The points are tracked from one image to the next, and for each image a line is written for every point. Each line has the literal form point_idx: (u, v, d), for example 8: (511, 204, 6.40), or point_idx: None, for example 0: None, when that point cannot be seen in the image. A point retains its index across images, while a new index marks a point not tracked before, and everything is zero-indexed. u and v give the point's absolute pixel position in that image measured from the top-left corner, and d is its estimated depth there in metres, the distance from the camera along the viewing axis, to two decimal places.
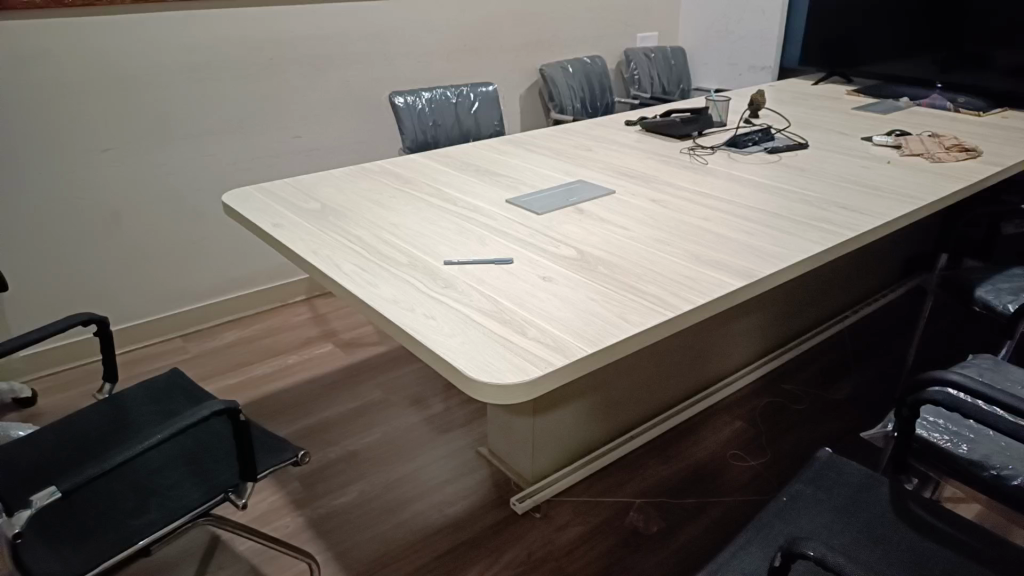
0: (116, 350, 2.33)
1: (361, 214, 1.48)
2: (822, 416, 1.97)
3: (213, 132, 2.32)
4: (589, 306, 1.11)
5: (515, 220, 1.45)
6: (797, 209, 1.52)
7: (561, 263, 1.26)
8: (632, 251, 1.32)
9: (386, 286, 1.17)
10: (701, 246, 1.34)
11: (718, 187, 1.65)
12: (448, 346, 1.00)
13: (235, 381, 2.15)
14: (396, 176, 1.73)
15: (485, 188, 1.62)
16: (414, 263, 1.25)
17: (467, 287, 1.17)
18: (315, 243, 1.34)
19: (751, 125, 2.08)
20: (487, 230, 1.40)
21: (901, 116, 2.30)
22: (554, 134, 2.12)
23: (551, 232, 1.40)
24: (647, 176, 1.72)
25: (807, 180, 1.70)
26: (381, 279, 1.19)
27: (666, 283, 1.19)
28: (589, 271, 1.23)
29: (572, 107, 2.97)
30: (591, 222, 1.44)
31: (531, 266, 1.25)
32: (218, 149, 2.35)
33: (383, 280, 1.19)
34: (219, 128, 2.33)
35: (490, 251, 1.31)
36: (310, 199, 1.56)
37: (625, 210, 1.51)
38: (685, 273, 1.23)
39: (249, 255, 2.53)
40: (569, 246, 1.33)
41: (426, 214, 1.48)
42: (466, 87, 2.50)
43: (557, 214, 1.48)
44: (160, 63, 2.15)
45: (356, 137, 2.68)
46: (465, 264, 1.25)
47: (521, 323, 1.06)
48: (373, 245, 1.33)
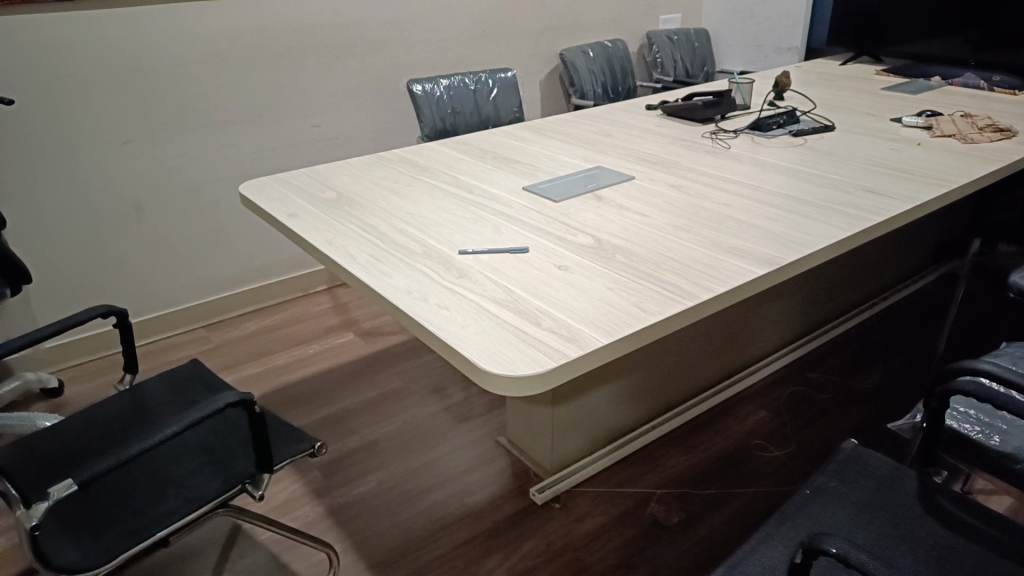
0: (142, 340, 2.36)
1: (377, 204, 1.47)
2: (849, 406, 1.93)
3: (232, 123, 2.32)
4: (605, 296, 1.09)
5: (532, 208, 1.43)
6: (823, 194, 1.48)
7: (577, 251, 1.24)
8: (651, 238, 1.29)
9: (399, 277, 1.15)
10: (722, 232, 1.31)
11: (741, 172, 1.61)
12: (459, 337, 0.98)
13: (256, 371, 2.16)
14: (413, 164, 1.72)
15: (502, 176, 1.60)
16: (428, 253, 1.24)
17: (482, 277, 1.15)
18: (329, 233, 1.33)
19: (776, 108, 2.03)
20: (502, 219, 1.38)
21: (933, 96, 2.23)
22: (573, 120, 2.09)
23: (568, 219, 1.38)
24: (667, 161, 1.68)
25: (833, 164, 1.65)
26: (393, 269, 1.18)
27: (685, 270, 1.16)
28: (605, 260, 1.20)
29: (593, 92, 2.93)
30: (609, 209, 1.42)
31: (546, 255, 1.23)
32: (238, 140, 2.36)
33: (397, 271, 1.17)
34: (238, 119, 2.33)
35: (505, 240, 1.29)
36: (325, 188, 1.56)
37: (644, 197, 1.48)
38: (705, 260, 1.20)
39: (270, 245, 2.54)
40: (586, 234, 1.31)
41: (441, 203, 1.46)
42: (485, 73, 2.48)
43: (575, 201, 1.46)
44: (180, 54, 2.16)
45: (375, 126, 2.66)
46: (480, 253, 1.23)
47: (534, 313, 1.04)
48: (387, 235, 1.32)
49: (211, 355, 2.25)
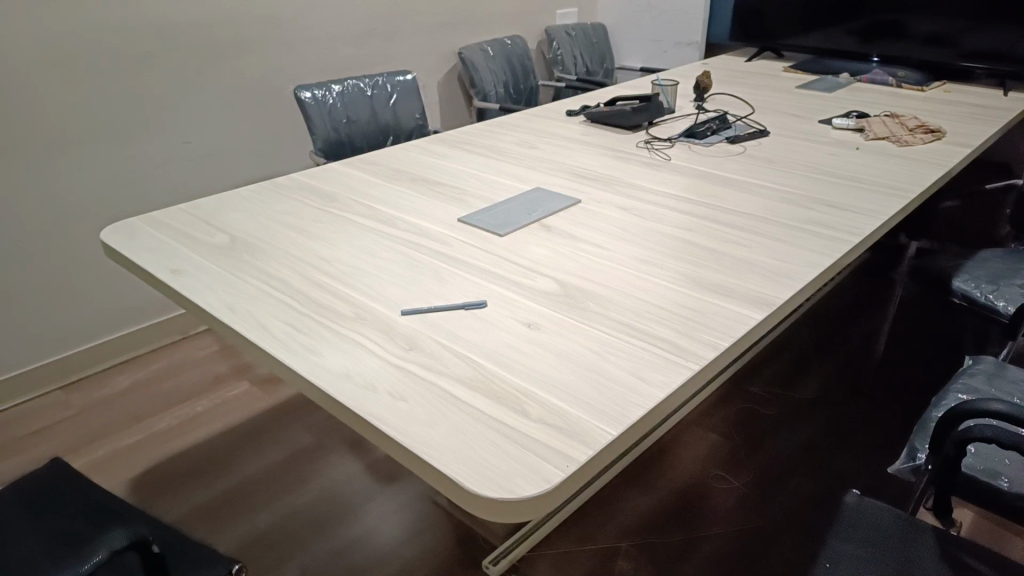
0: None
1: (283, 248, 1.20)
2: (796, 420, 1.85)
3: (82, 143, 1.95)
4: (594, 362, 0.89)
5: (474, 244, 1.21)
6: (786, 210, 1.35)
7: (542, 300, 1.03)
8: (622, 276, 1.10)
9: (332, 355, 0.91)
10: (699, 264, 1.14)
11: (692, 187, 1.46)
12: (428, 441, 0.76)
13: (134, 439, 1.81)
14: (317, 190, 1.45)
15: (429, 204, 1.37)
16: (361, 316, 0.99)
17: (436, 346, 0.93)
18: (226, 294, 1.05)
19: (704, 112, 1.92)
20: (441, 260, 1.15)
21: (847, 94, 2.19)
22: (490, 129, 1.88)
23: (519, 256, 1.17)
24: (610, 177, 1.51)
25: (784, 173, 1.54)
26: (322, 344, 0.93)
27: (673, 319, 0.99)
28: (579, 311, 1.00)
29: (495, 93, 2.73)
30: (563, 240, 1.22)
31: (507, 308, 1.01)
32: (91, 164, 1.98)
33: (327, 346, 0.93)
34: (89, 139, 1.96)
35: (452, 289, 1.06)
36: (215, 230, 1.27)
37: (597, 222, 1.29)
38: (692, 303, 1.03)
39: (135, 284, 2.16)
40: (547, 275, 1.10)
41: (362, 241, 1.21)
42: (381, 77, 2.22)
43: (522, 232, 1.25)
44: (9, 65, 1.76)
45: (256, 139, 2.34)
46: (427, 312, 1.00)
47: (517, 396, 0.83)
48: (305, 291, 1.05)
49: (75, 424, 1.87)
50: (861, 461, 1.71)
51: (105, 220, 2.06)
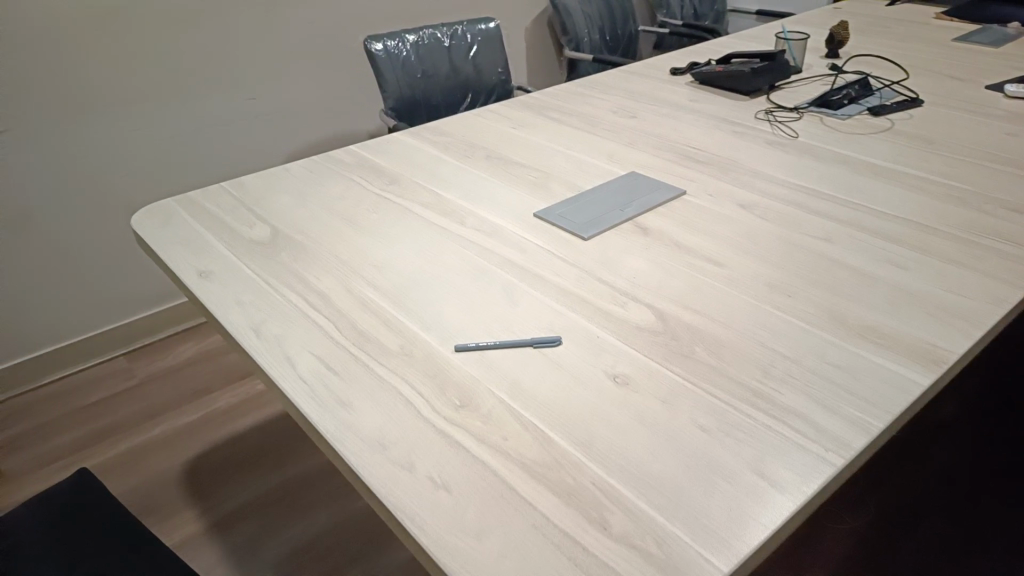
0: (35, 381, 1.87)
1: (328, 244, 1.02)
2: (927, 445, 1.58)
3: (140, 101, 1.81)
4: (701, 448, 0.67)
5: (552, 250, 0.98)
6: (954, 214, 1.06)
7: (634, 340, 0.81)
8: (738, 306, 0.86)
9: (365, 414, 0.72)
10: (841, 292, 0.89)
11: (827, 176, 1.18)
12: (476, 566, 0.57)
13: (187, 420, 1.71)
14: (376, 166, 1.25)
15: (504, 190, 1.15)
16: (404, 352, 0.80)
17: (495, 404, 0.73)
18: (254, 312, 0.88)
19: (839, 73, 1.60)
20: (511, 272, 0.94)
21: (1019, 49, 1.80)
22: (580, 90, 1.62)
23: (607, 269, 0.94)
24: (723, 160, 1.24)
25: (947, 159, 1.23)
26: (356, 395, 0.75)
27: (809, 381, 0.75)
28: (683, 363, 0.78)
29: (589, 40, 2.44)
30: (665, 247, 0.98)
31: (589, 350, 0.80)
32: (151, 122, 1.85)
33: (362, 397, 0.74)
34: (148, 95, 1.82)
35: (522, 315, 0.86)
36: (254, 219, 1.09)
37: (709, 224, 1.04)
38: (833, 356, 0.78)
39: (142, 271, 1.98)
40: (641, 300, 0.88)
41: (417, 239, 1.01)
42: (462, 24, 1.98)
43: (613, 234, 1.02)
44: (63, 13, 1.62)
45: (327, 93, 2.16)
46: (488, 349, 0.80)
47: (598, 499, 0.62)
48: (344, 313, 0.87)
49: (132, 398, 1.79)
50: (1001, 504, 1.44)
51: (165, 183, 1.94)
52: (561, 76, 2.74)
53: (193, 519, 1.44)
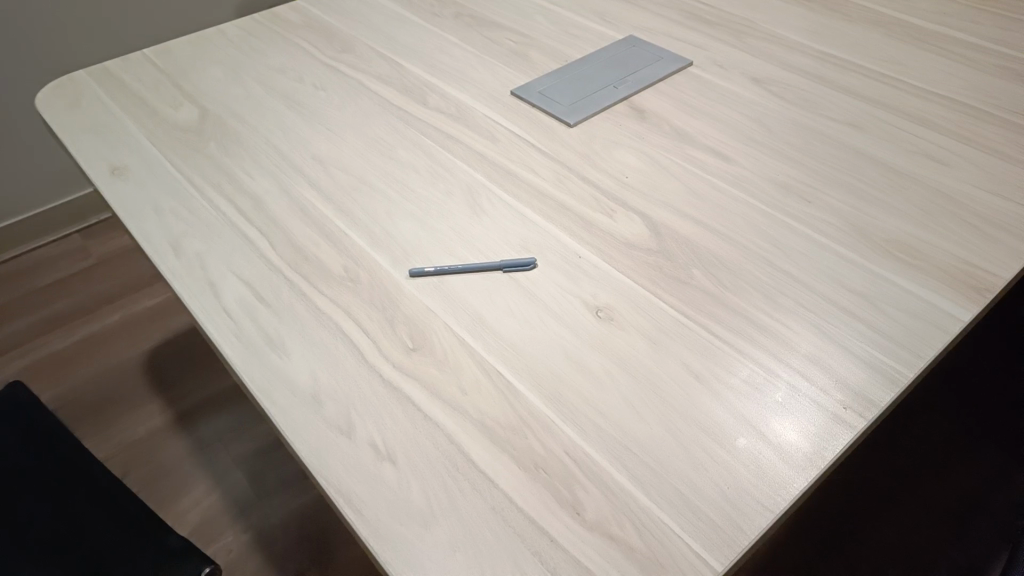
0: None
1: (265, 131, 0.86)
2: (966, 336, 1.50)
3: None
4: (694, 405, 0.57)
5: (530, 140, 0.83)
6: (1008, 92, 0.89)
7: (623, 262, 0.69)
8: (747, 216, 0.73)
9: (299, 359, 0.61)
10: (869, 194, 0.74)
11: (860, 40, 0.99)
12: (421, 563, 0.48)
13: (148, 305, 1.60)
14: (325, 27, 1.06)
15: (477, 59, 0.97)
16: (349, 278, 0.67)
17: (454, 346, 0.61)
18: (174, 223, 0.74)
19: None
20: (479, 170, 0.79)
21: None
22: None
23: (594, 165, 0.79)
24: (737, 21, 1.05)
25: (1002, 18, 1.03)
26: (290, 334, 0.63)
27: (826, 315, 0.63)
28: (678, 292, 0.66)
29: None
30: (664, 137, 0.83)
31: (568, 276, 0.67)
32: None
33: (296, 337, 0.62)
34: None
35: (492, 228, 0.72)
36: (181, 98, 0.92)
37: (718, 106, 0.87)
38: (856, 281, 0.66)
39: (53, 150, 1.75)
40: (633, 208, 0.74)
41: (371, 126, 0.85)
42: None
43: (603, 120, 0.86)
44: None
45: None
46: (448, 275, 0.68)
47: (568, 473, 0.52)
48: (280, 224, 0.73)
49: (90, 280, 1.68)
50: (989, 379, 1.39)
51: (105, 40, 1.72)
52: None
53: (155, 412, 1.36)
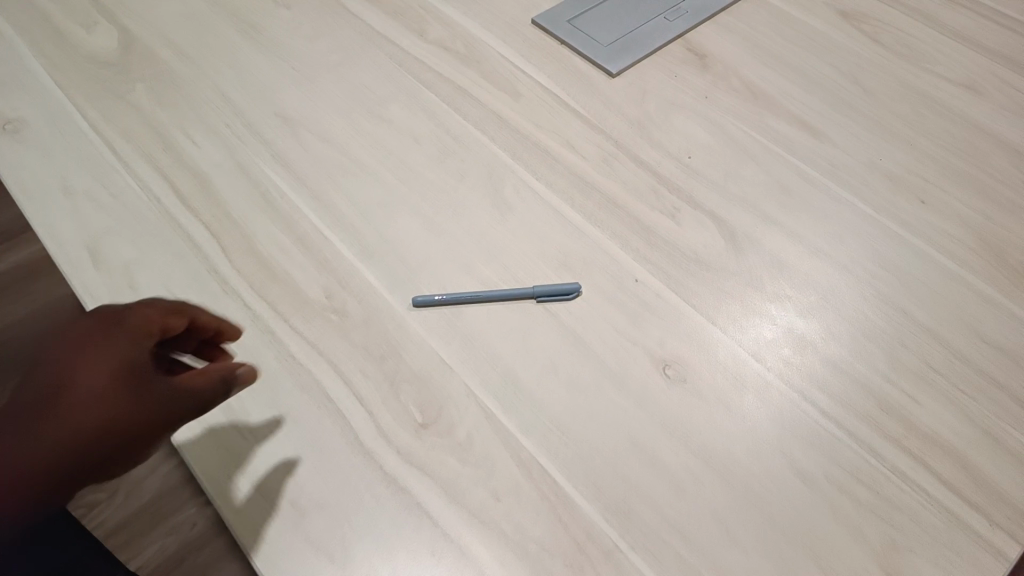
0: None
1: (210, 70, 0.64)
2: None
3: None
4: (799, 523, 0.43)
5: (564, 98, 0.63)
6: None
7: (693, 288, 0.52)
8: (854, 227, 0.56)
9: (273, 443, 0.45)
10: (1000, 196, 0.58)
11: None
12: None
13: None
14: None
15: None
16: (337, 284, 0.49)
17: (478, 421, 0.46)
18: (92, 215, 0.55)
19: None
20: (500, 141, 0.60)
21: None
22: None
23: (650, 139, 0.61)
24: None
25: None
26: (256, 400, 0.46)
27: (963, 383, 0.48)
28: (770, 340, 0.50)
29: None
30: (735, 98, 0.64)
31: (623, 310, 0.51)
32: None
33: (264, 406, 0.46)
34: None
35: (519, 232, 0.55)
36: (94, 14, 0.69)
37: (801, 52, 0.68)
38: (996, 329, 0.51)
39: None
40: (702, 206, 0.57)
41: (351, 69, 0.65)
42: None
43: (655, 68, 0.66)
44: None
45: None
46: (465, 306, 0.51)
47: None
48: (236, 220, 0.55)
49: None
50: None
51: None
52: None
53: None
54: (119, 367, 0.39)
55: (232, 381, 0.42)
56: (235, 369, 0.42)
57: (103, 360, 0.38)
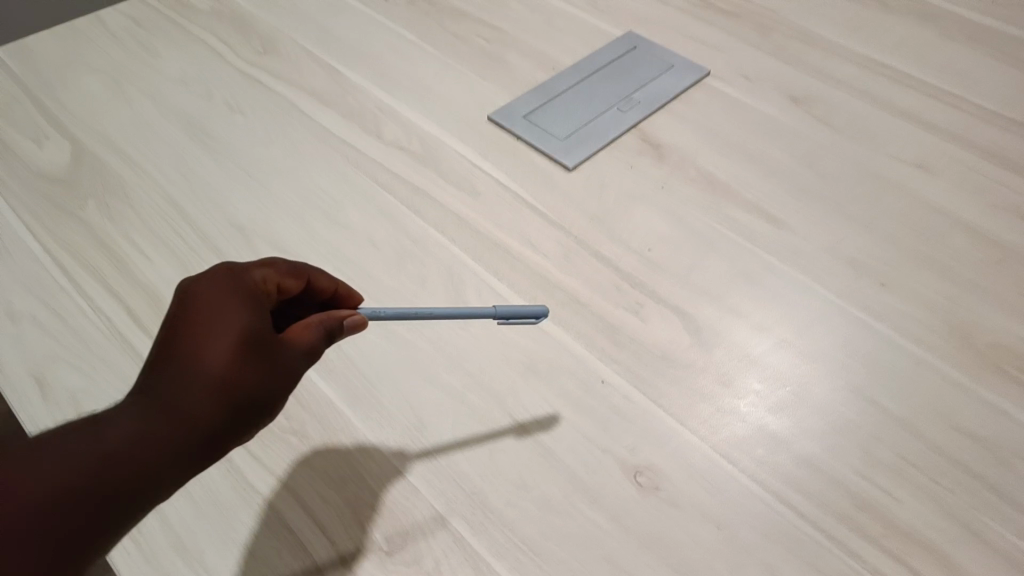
0: None
1: (164, 180, 0.64)
2: None
3: None
4: None
5: (522, 194, 0.64)
6: None
7: (663, 387, 0.51)
8: (817, 315, 0.56)
9: None
10: (958, 276, 0.59)
11: (906, 37, 0.81)
12: None
13: None
14: (239, 16, 0.81)
15: (441, 65, 0.75)
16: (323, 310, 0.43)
17: (447, 546, 0.44)
18: (39, 341, 0.53)
19: None
20: (459, 242, 0.60)
21: None
22: None
23: (610, 234, 0.61)
24: (757, 9, 0.84)
25: None
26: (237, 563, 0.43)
27: (939, 475, 0.48)
28: (742, 439, 0.49)
29: None
30: (692, 188, 0.64)
31: (592, 416, 0.50)
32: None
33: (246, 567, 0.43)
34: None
35: (482, 337, 0.54)
36: (46, 129, 0.68)
37: (753, 139, 0.69)
38: (967, 416, 0.50)
39: None
40: (666, 300, 0.56)
41: (307, 174, 0.64)
42: None
43: (611, 160, 0.67)
44: None
45: None
46: (429, 418, 0.49)
47: None
48: None
49: None
50: None
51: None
52: None
53: None
54: (244, 327, 0.34)
55: (345, 330, 0.39)
56: (341, 319, 0.39)
57: (228, 311, 0.34)
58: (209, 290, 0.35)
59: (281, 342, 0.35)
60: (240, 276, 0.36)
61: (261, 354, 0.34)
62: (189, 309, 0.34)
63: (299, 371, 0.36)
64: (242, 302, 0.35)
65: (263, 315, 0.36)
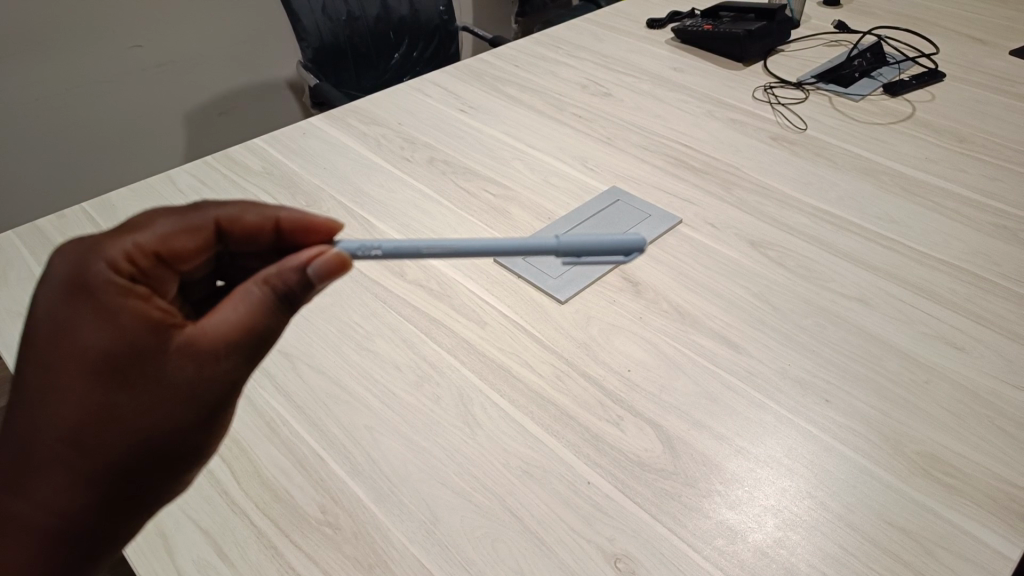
0: None
1: None
2: None
3: None
4: None
5: (522, 326, 0.76)
6: (1007, 256, 0.85)
7: (639, 488, 0.61)
8: (770, 426, 0.66)
9: None
10: (890, 393, 0.69)
11: (850, 190, 0.96)
12: None
13: None
14: (288, 176, 0.97)
15: (456, 217, 0.90)
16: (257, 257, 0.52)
17: None
18: None
19: (839, 43, 1.36)
20: (469, 365, 0.71)
21: None
22: (540, 50, 1.33)
23: (596, 359, 0.72)
24: (723, 167, 1.00)
25: (987, 165, 1.01)
26: None
27: (874, 562, 0.56)
28: (706, 531, 0.58)
29: None
30: (664, 319, 0.77)
31: (579, 513, 0.59)
32: (25, 80, 1.46)
33: None
34: (28, 40, 1.42)
35: (488, 445, 0.64)
36: None
37: (718, 278, 0.82)
38: (896, 512, 0.59)
39: None
40: (642, 413, 0.67)
41: (343, 309, 0.77)
42: None
43: (597, 296, 0.79)
44: None
45: (238, 41, 1.77)
46: (442, 513, 0.59)
47: None
48: (243, 447, 0.64)
49: None
50: None
51: (48, 164, 1.59)
52: (507, 20, 2.37)
53: None
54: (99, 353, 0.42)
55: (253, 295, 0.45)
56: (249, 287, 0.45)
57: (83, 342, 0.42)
58: (60, 312, 0.42)
59: (151, 355, 0.43)
60: (83, 273, 0.43)
61: (125, 364, 0.42)
62: (54, 344, 0.42)
63: (181, 363, 0.44)
64: (91, 327, 0.42)
65: (118, 328, 0.42)
